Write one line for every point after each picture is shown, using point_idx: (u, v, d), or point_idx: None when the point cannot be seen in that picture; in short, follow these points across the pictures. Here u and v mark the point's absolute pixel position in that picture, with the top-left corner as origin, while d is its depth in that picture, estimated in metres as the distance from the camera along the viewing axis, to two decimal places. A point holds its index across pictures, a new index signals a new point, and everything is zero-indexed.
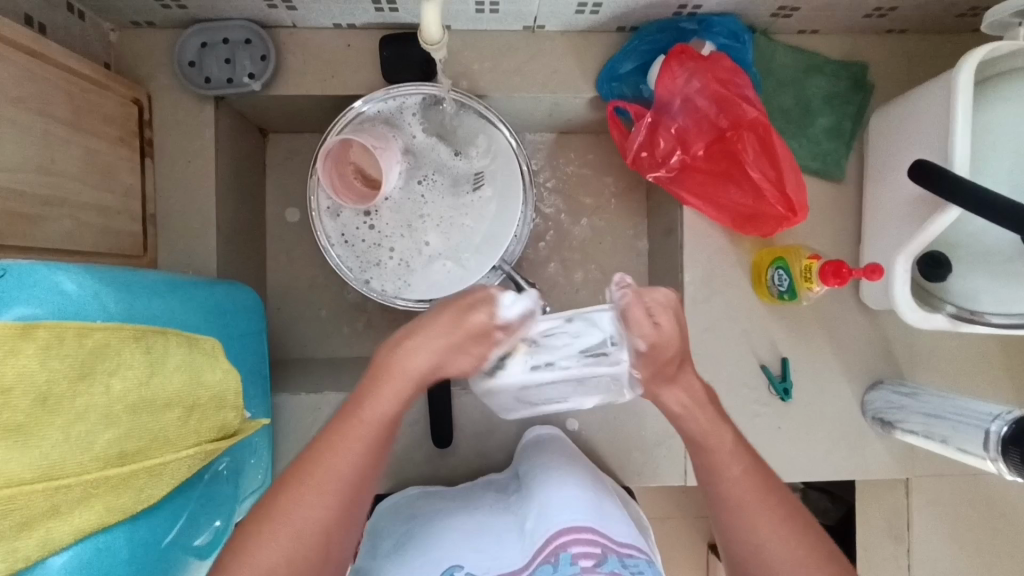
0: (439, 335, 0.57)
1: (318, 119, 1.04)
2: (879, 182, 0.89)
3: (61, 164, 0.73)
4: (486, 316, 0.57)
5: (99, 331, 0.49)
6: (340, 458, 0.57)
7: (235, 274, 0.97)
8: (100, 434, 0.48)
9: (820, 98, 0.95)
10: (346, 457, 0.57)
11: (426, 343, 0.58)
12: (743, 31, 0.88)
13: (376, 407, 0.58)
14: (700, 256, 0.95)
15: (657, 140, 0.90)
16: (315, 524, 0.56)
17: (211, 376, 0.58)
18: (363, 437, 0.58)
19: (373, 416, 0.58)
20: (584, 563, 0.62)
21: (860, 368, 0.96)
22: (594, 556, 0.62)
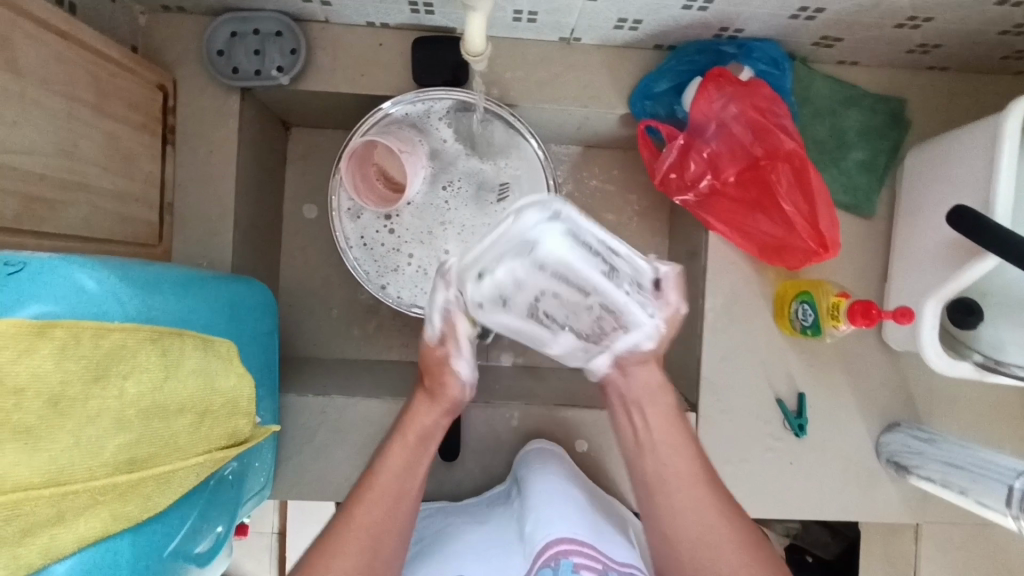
0: (429, 413, 0.75)
1: (343, 116, 1.02)
2: (910, 222, 0.88)
3: (83, 149, 0.71)
4: (443, 357, 0.73)
5: (116, 332, 0.48)
6: (378, 504, 0.67)
7: (250, 269, 0.95)
8: (110, 439, 0.46)
9: (855, 131, 0.93)
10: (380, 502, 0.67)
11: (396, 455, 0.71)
12: (784, 58, 0.86)
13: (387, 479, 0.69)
14: (723, 283, 0.94)
15: (687, 164, 0.88)
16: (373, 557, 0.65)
17: (226, 382, 0.57)
18: (383, 498, 0.68)
19: (392, 484, 0.69)
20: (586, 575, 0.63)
21: (877, 409, 0.95)
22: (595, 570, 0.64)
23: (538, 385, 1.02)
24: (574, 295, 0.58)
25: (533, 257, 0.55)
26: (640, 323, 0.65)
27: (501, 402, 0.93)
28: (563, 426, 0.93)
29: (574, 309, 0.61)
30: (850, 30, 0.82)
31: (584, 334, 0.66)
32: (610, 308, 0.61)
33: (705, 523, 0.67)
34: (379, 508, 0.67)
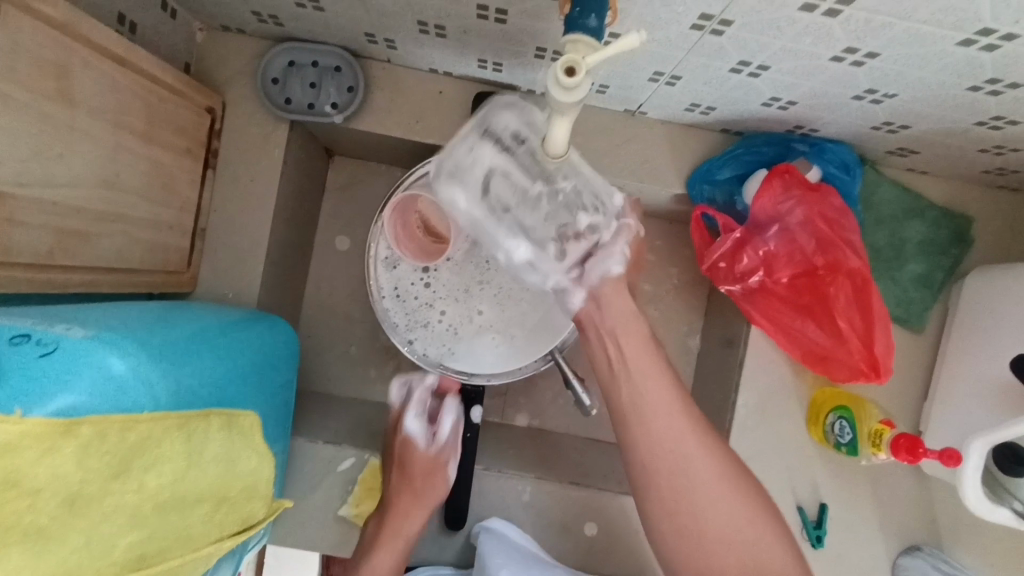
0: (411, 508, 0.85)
1: (389, 153, 0.99)
2: (962, 348, 0.84)
3: (124, 178, 0.68)
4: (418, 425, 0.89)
5: (143, 423, 0.44)
6: (406, 523, 0.84)
7: (274, 302, 0.92)
8: (122, 537, 0.44)
9: (916, 242, 0.90)
10: (407, 498, 0.84)
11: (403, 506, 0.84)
12: (856, 165, 0.83)
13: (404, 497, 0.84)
14: (758, 380, 0.90)
15: (741, 257, 0.84)
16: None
17: (245, 465, 0.54)
18: (404, 508, 0.84)
19: (408, 503, 0.84)
20: None
21: (900, 529, 0.91)
22: None
23: (552, 454, 0.98)
24: (525, 179, 0.60)
25: (501, 139, 0.59)
26: (603, 224, 0.68)
27: (514, 473, 0.90)
28: (572, 505, 0.90)
29: (547, 209, 0.63)
30: (929, 146, 0.79)
31: (559, 250, 0.67)
32: (578, 208, 0.65)
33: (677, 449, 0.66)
34: (394, 558, 0.83)
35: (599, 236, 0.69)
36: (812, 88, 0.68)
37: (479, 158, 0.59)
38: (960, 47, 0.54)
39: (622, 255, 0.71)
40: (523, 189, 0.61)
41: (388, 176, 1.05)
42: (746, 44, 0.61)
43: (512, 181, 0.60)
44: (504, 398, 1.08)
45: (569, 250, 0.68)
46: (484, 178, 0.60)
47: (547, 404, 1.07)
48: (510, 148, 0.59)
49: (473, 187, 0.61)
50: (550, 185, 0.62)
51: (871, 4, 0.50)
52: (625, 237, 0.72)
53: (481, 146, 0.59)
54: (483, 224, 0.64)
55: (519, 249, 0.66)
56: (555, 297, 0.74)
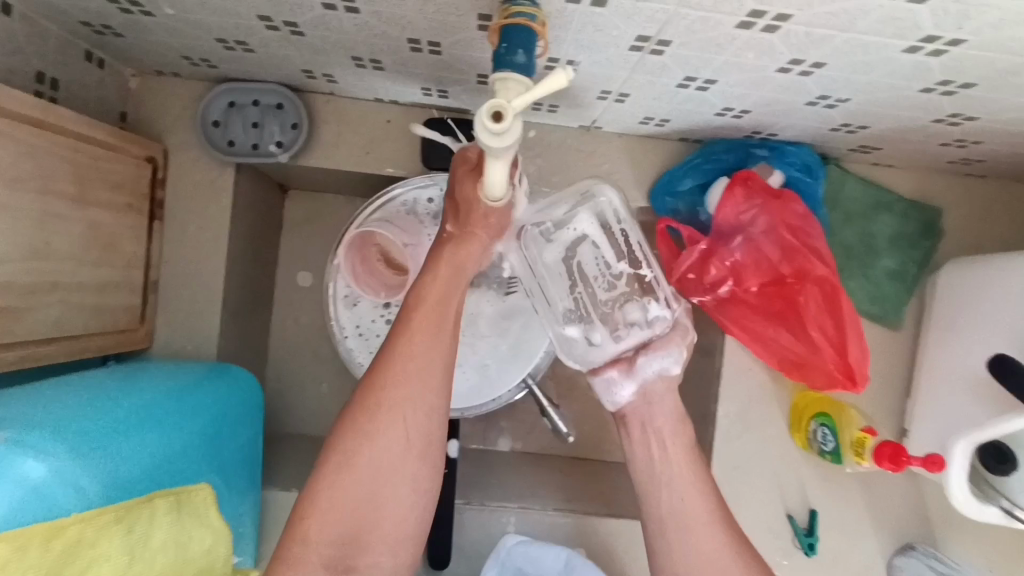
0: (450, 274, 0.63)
1: (345, 185, 0.97)
2: (939, 343, 0.83)
3: (56, 245, 0.65)
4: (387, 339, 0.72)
5: (72, 525, 0.42)
6: (388, 453, 0.58)
7: (237, 348, 0.90)
8: None
9: (886, 237, 0.88)
10: (403, 433, 0.59)
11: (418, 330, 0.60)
12: (818, 166, 0.81)
13: (416, 381, 0.60)
14: (738, 389, 0.89)
15: (708, 269, 0.81)
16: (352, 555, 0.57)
17: (200, 545, 0.51)
18: (429, 328, 0.60)
19: (407, 388, 0.59)
20: None
21: (892, 528, 0.89)
22: None
23: (537, 478, 0.96)
24: (614, 257, 0.72)
25: (603, 215, 0.72)
26: (660, 314, 0.73)
27: (497, 504, 0.88)
28: (559, 531, 0.88)
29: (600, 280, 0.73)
30: (890, 142, 0.78)
31: (612, 333, 0.72)
32: (636, 299, 0.73)
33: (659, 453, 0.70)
34: (384, 500, 0.58)
35: (631, 364, 0.71)
36: (762, 97, 0.66)
37: (583, 226, 0.71)
38: (907, 53, 0.52)
39: (679, 354, 0.70)
40: (602, 258, 0.72)
41: (348, 206, 1.02)
42: (689, 61, 0.59)
43: (591, 255, 0.72)
44: (485, 423, 1.05)
45: (625, 334, 0.72)
46: (547, 237, 0.70)
47: (529, 425, 1.06)
48: (548, 235, 0.70)
49: (556, 240, 0.71)
50: (621, 262, 0.72)
51: (808, 19, 0.48)
52: (685, 343, 0.71)
53: (581, 214, 0.71)
54: (536, 282, 0.73)
55: (573, 327, 0.73)
56: (599, 390, 0.72)
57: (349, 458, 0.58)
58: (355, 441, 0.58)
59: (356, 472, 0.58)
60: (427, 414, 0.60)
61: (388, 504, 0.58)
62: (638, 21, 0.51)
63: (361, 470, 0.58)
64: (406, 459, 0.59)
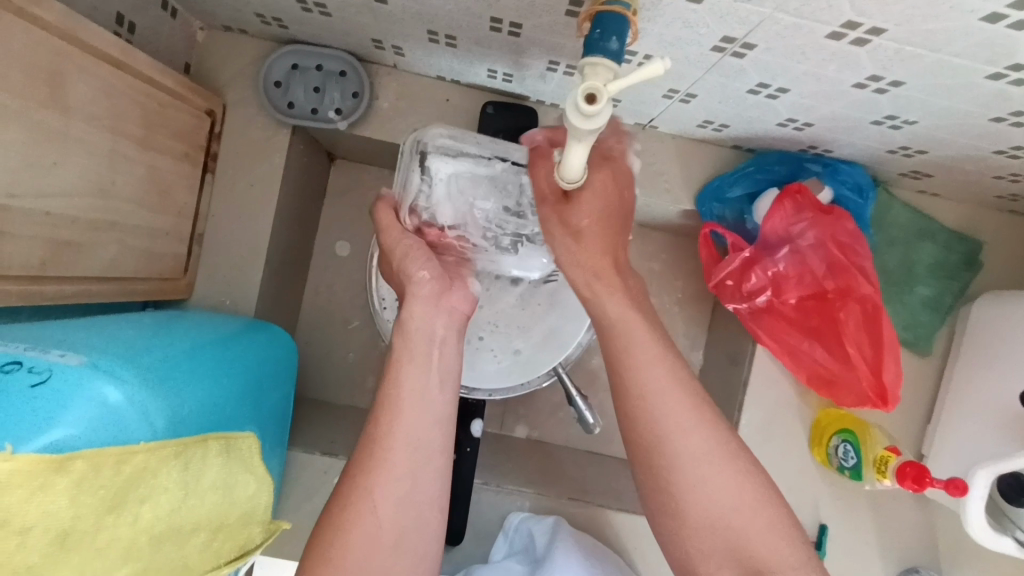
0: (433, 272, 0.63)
1: (394, 159, 0.97)
2: (969, 374, 0.84)
3: (120, 186, 0.66)
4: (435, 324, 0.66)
5: (140, 453, 0.42)
6: (409, 419, 0.56)
7: (272, 309, 0.90)
8: (116, 571, 0.42)
9: (926, 265, 0.89)
10: (410, 411, 0.56)
11: (419, 311, 0.61)
12: (870, 188, 0.82)
13: (422, 374, 0.58)
14: (763, 399, 0.90)
15: (748, 277, 0.83)
16: (386, 536, 0.53)
17: (243, 490, 0.52)
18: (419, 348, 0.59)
19: (418, 371, 0.58)
20: None
21: (901, 551, 0.90)
22: None
23: (553, 468, 0.97)
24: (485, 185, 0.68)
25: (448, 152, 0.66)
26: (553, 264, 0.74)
27: (514, 487, 0.88)
28: (572, 521, 0.89)
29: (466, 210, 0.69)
30: (943, 170, 0.78)
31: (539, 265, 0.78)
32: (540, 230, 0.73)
33: (670, 421, 0.55)
34: (398, 478, 0.55)
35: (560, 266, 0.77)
36: (830, 112, 0.67)
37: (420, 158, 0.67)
38: (988, 79, 0.53)
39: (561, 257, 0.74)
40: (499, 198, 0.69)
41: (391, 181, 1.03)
42: (768, 67, 0.59)
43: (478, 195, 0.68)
44: (504, 409, 1.06)
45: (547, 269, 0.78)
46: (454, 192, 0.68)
47: (547, 416, 1.06)
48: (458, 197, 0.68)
49: (437, 198, 0.67)
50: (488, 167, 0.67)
51: (902, 36, 0.49)
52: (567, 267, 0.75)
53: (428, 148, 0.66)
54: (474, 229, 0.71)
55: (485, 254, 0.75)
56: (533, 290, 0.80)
57: (373, 443, 0.55)
58: (381, 426, 0.56)
59: (380, 453, 0.55)
60: (431, 405, 0.57)
61: (404, 486, 0.55)
62: (729, 21, 0.52)
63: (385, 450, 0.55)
64: (422, 437, 0.56)
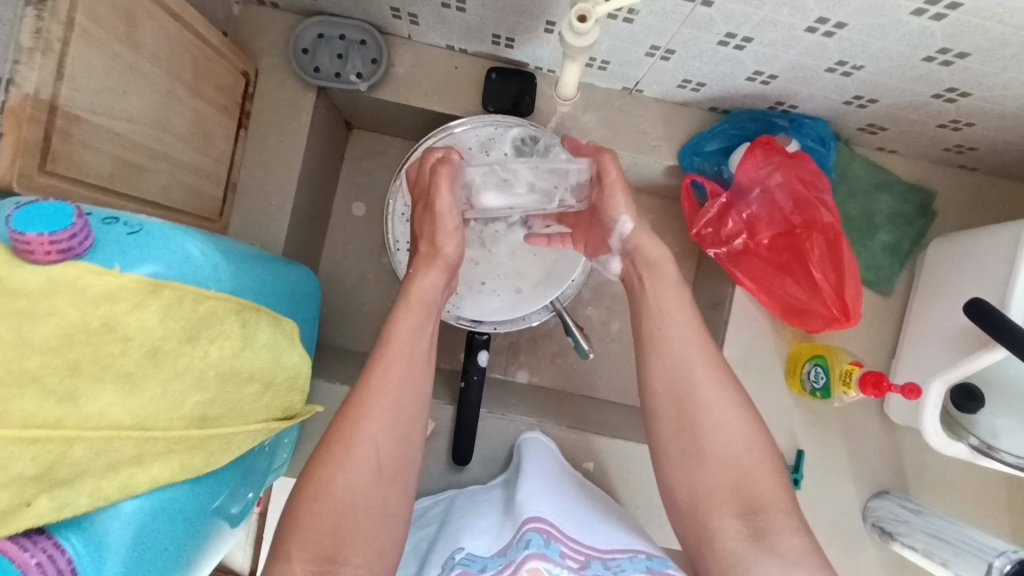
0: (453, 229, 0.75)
1: (406, 126, 1.08)
2: (924, 306, 0.93)
3: (174, 123, 0.76)
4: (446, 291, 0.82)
5: (210, 299, 0.52)
6: (387, 383, 0.67)
7: (296, 255, 0.99)
8: (192, 395, 0.50)
9: (885, 214, 0.99)
10: (396, 372, 0.68)
11: (429, 273, 0.75)
12: (830, 138, 0.93)
13: (402, 348, 0.70)
14: (742, 335, 0.99)
15: (726, 221, 0.94)
16: (370, 483, 0.64)
17: (288, 359, 0.60)
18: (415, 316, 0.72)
19: (405, 346, 0.70)
20: (569, 561, 0.65)
21: (873, 475, 0.98)
22: (579, 559, 0.66)
23: (553, 406, 1.05)
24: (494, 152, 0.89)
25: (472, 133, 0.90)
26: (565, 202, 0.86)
27: (517, 416, 0.96)
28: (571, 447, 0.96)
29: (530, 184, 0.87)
30: (894, 121, 0.89)
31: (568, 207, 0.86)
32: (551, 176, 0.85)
33: (664, 373, 0.72)
34: (380, 425, 0.66)
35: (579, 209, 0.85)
36: (789, 60, 0.78)
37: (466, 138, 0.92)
38: (913, 15, 0.64)
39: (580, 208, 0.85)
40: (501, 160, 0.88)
41: (404, 148, 1.13)
42: (732, 15, 0.71)
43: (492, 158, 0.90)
44: (507, 357, 1.15)
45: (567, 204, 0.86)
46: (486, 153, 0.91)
47: (547, 364, 1.14)
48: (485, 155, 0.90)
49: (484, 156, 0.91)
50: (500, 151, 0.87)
51: None
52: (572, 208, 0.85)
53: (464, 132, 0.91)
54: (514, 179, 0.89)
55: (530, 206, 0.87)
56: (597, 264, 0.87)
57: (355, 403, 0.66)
58: (365, 385, 0.67)
59: (361, 406, 0.66)
60: (409, 372, 0.69)
61: (383, 439, 0.66)
62: None
63: (367, 402, 0.66)
64: (401, 393, 0.68)
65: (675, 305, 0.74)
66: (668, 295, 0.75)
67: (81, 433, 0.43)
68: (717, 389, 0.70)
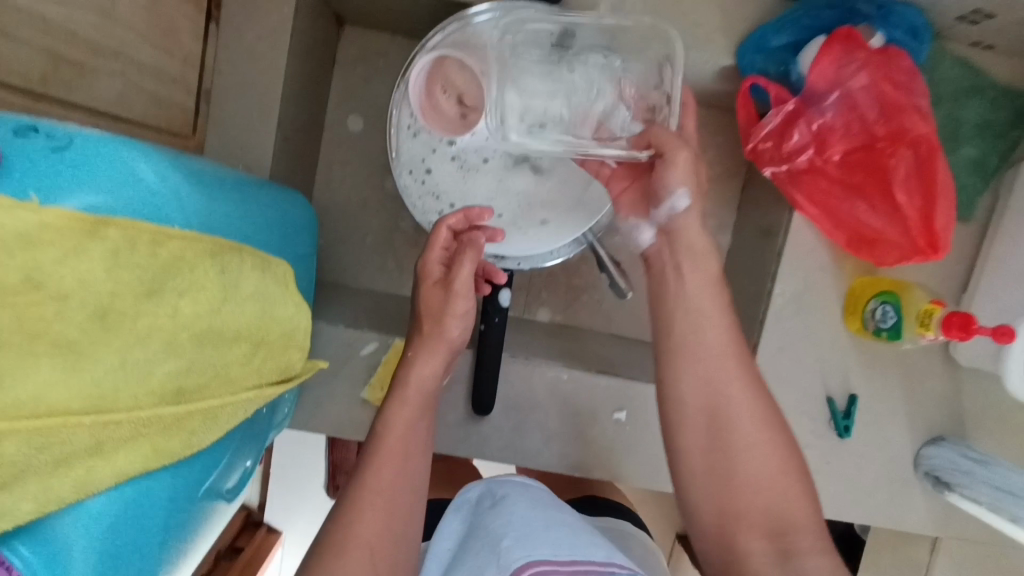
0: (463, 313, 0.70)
1: (408, 20, 0.90)
2: (1011, 235, 0.81)
3: (120, 9, 0.59)
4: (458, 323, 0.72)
5: (174, 240, 0.39)
6: (402, 430, 0.64)
7: (287, 178, 0.86)
8: (159, 365, 0.39)
9: (972, 125, 0.84)
10: (404, 418, 0.65)
11: (425, 358, 0.69)
12: (925, 30, 0.76)
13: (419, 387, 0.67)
14: (798, 268, 0.87)
15: (790, 134, 0.79)
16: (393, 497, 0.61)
17: (282, 310, 0.49)
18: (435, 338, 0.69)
19: (416, 395, 0.67)
20: None
21: (927, 419, 0.90)
22: None
23: (579, 347, 0.96)
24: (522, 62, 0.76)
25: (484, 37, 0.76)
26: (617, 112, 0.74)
27: (542, 361, 0.87)
28: (600, 392, 0.88)
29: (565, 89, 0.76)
30: (1009, 8, 0.72)
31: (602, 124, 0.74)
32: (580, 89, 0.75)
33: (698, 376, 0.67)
34: (394, 470, 0.62)
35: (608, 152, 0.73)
36: None
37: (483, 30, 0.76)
38: None
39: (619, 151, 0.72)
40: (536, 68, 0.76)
41: (405, 48, 0.96)
42: None
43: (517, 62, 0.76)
44: (527, 292, 1.04)
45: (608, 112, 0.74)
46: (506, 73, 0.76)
47: (571, 301, 1.04)
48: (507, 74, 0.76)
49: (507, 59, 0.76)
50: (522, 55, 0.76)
51: None
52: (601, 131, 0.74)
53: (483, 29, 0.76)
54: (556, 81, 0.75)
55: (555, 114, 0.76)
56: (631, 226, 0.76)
57: (376, 441, 0.63)
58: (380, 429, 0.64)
59: (376, 453, 0.62)
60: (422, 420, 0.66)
61: (394, 483, 0.61)
62: None
63: (383, 449, 0.63)
64: (413, 446, 0.64)
65: (716, 316, 0.68)
66: (706, 300, 0.69)
67: (10, 425, 0.32)
68: (753, 403, 0.66)
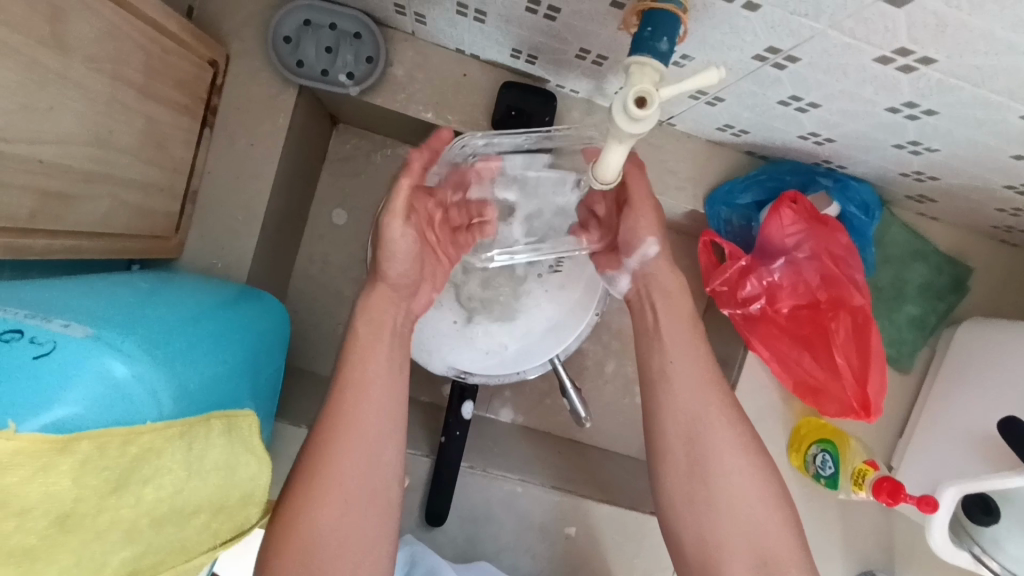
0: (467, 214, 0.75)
1: (399, 131, 0.94)
2: (941, 396, 0.87)
3: (117, 137, 0.61)
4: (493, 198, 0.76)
5: (146, 433, 0.42)
6: (368, 415, 0.63)
7: (264, 274, 0.87)
8: (115, 553, 0.41)
9: (915, 286, 0.91)
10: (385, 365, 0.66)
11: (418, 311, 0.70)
12: (876, 207, 0.83)
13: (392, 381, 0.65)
14: (749, 402, 0.92)
15: (744, 285, 0.83)
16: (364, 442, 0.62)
17: (245, 472, 0.50)
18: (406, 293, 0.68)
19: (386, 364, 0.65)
20: None
21: (861, 553, 0.93)
22: None
23: (537, 455, 0.98)
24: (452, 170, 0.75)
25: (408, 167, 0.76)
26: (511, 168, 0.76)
27: (499, 472, 0.89)
28: (551, 504, 0.89)
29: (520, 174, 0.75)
30: (948, 196, 0.79)
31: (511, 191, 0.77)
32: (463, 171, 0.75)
33: (686, 406, 0.69)
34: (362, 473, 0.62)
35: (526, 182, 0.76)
36: (855, 130, 0.66)
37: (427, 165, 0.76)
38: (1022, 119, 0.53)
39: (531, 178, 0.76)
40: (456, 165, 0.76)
41: (396, 152, 1.00)
42: (805, 82, 0.58)
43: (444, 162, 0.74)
44: (491, 390, 1.06)
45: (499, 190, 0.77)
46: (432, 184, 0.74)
47: (532, 402, 1.07)
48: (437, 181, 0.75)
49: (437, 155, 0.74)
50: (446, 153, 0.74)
51: (951, 68, 0.48)
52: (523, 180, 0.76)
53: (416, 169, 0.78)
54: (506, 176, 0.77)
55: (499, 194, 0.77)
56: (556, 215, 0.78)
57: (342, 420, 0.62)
58: (340, 412, 0.62)
59: (336, 442, 0.62)
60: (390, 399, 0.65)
61: (360, 463, 0.62)
62: (777, 31, 0.51)
63: (340, 439, 0.62)
64: (381, 409, 0.64)
65: (689, 397, 0.69)
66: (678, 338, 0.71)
67: None
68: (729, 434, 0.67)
